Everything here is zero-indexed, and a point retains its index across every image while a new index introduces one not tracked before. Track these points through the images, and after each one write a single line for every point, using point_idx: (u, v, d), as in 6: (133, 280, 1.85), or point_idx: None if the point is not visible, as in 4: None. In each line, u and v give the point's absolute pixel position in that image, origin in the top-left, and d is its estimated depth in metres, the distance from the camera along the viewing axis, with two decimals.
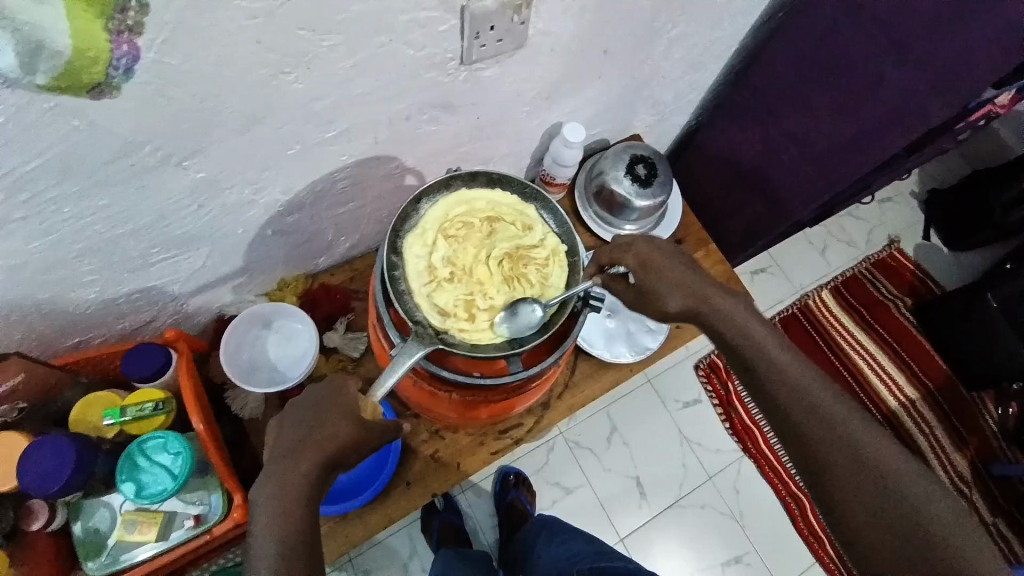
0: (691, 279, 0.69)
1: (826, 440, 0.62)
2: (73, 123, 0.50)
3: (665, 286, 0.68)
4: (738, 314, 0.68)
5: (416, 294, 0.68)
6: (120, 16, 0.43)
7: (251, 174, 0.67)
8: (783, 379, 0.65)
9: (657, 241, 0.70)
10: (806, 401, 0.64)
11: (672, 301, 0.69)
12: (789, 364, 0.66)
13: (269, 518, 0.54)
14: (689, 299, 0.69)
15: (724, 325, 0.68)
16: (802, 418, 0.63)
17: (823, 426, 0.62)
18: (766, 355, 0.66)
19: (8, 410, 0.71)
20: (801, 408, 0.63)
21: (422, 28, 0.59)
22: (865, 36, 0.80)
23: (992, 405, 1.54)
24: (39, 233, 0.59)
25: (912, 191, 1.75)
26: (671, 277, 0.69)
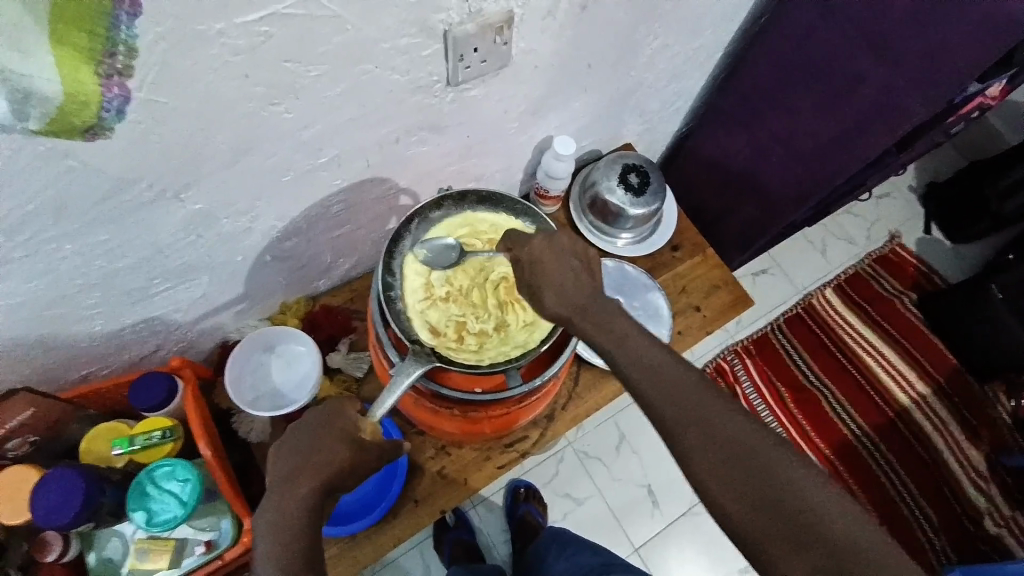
0: (569, 284, 0.60)
1: (745, 488, 0.52)
2: (70, 163, 0.51)
3: (540, 285, 0.60)
4: (620, 324, 0.59)
5: (411, 311, 0.69)
6: (110, 61, 0.45)
7: (247, 204, 0.69)
8: (695, 417, 0.54)
9: (554, 238, 0.62)
10: (721, 441, 0.53)
11: (547, 303, 0.60)
12: (700, 394, 0.55)
13: (273, 544, 0.55)
14: (563, 304, 0.60)
15: (602, 339, 0.59)
16: (715, 465, 0.53)
17: (741, 472, 0.52)
18: (674, 390, 0.56)
19: (19, 444, 0.73)
20: (718, 452, 0.53)
21: (404, 54, 0.61)
22: (842, 35, 0.81)
23: (1005, 398, 1.52)
24: (39, 271, 0.61)
25: (910, 185, 1.75)
26: (551, 281, 0.60)
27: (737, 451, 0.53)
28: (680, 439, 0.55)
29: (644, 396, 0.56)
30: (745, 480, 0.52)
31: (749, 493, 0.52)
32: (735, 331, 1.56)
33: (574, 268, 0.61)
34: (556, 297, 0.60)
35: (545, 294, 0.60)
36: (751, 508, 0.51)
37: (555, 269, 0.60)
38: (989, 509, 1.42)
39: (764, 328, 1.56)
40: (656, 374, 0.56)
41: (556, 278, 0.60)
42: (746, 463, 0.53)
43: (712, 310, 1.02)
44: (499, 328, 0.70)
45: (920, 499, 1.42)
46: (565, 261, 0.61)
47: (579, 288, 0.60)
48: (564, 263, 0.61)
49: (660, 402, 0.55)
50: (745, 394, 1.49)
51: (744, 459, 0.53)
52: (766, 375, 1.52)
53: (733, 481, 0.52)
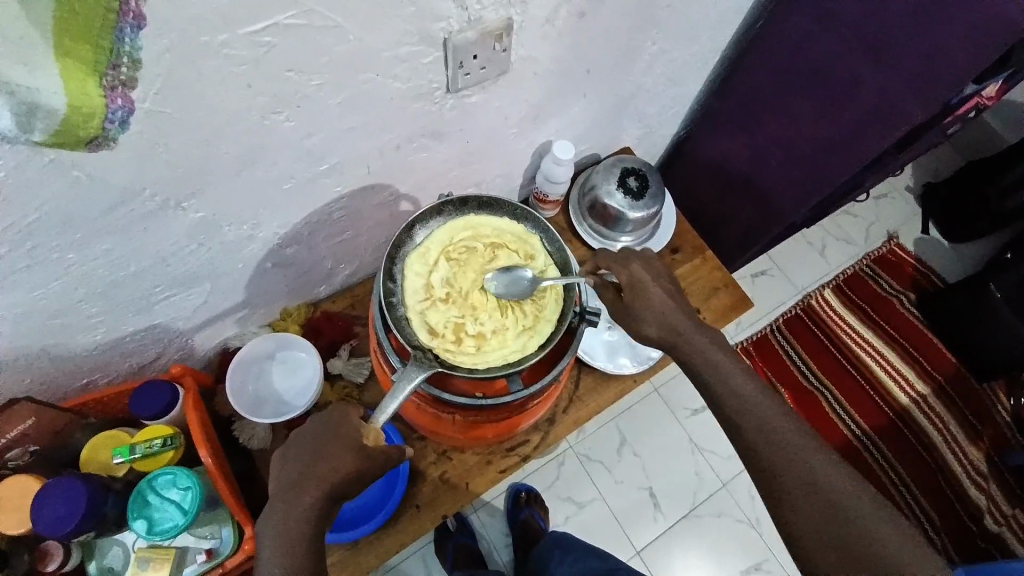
0: (669, 311, 0.69)
1: (827, 530, 0.58)
2: (73, 173, 0.51)
3: (641, 309, 0.69)
4: (712, 353, 0.68)
5: (412, 315, 0.69)
6: (114, 73, 0.44)
7: (248, 212, 0.69)
8: (787, 458, 0.62)
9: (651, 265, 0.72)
10: (814, 487, 0.60)
11: (647, 328, 0.69)
12: (797, 438, 0.63)
13: (280, 552, 0.55)
14: (665, 329, 0.69)
15: (702, 366, 0.68)
16: (803, 504, 0.60)
17: (829, 515, 0.59)
18: (770, 430, 0.64)
19: (20, 453, 0.73)
20: (808, 490, 0.60)
21: (405, 62, 0.61)
22: (838, 40, 0.82)
23: (1005, 396, 1.53)
24: (43, 281, 0.61)
25: (908, 186, 1.75)
26: (656, 307, 0.69)
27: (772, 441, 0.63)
28: (767, 469, 0.62)
29: (740, 430, 0.65)
30: (830, 524, 0.58)
31: (833, 536, 0.58)
32: (735, 333, 1.56)
33: (674, 299, 0.70)
34: (658, 323, 0.69)
35: (648, 318, 0.69)
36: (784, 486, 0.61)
37: (657, 296, 0.69)
38: (990, 508, 1.42)
39: (764, 329, 1.56)
40: (753, 413, 0.65)
41: (657, 306, 0.69)
42: (832, 507, 0.59)
43: (713, 312, 1.01)
44: (497, 331, 0.70)
45: (920, 499, 1.42)
46: (664, 290, 0.70)
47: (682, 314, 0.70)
48: (663, 294, 0.70)
49: (754, 434, 0.64)
50: None
51: (832, 505, 0.59)
52: (766, 376, 1.52)
53: (818, 522, 0.59)
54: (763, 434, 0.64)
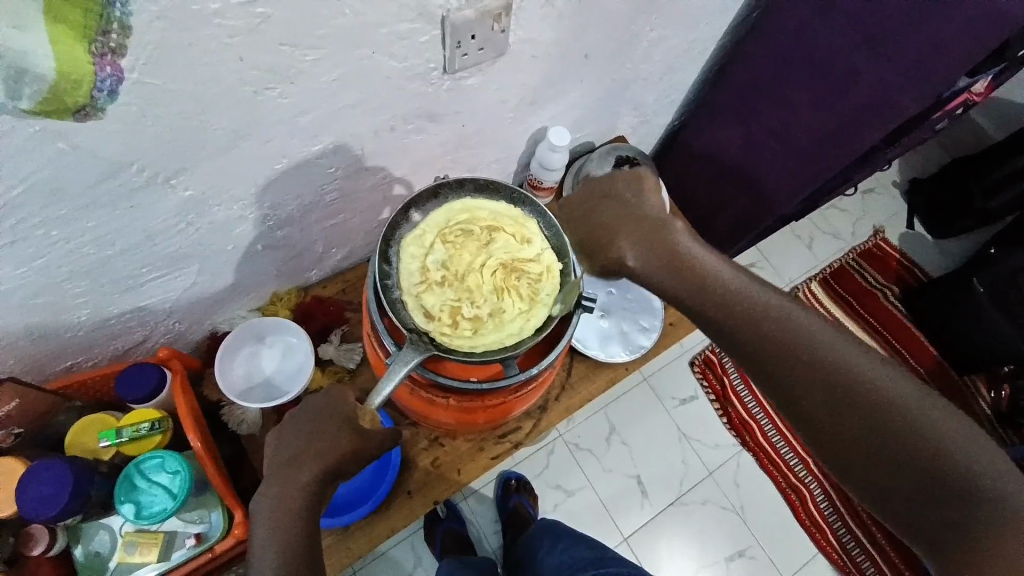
0: (642, 232, 0.65)
1: (854, 417, 0.57)
2: (58, 145, 0.50)
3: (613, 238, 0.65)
4: (721, 274, 0.65)
5: (408, 298, 0.68)
6: (103, 39, 0.43)
7: (239, 191, 0.68)
8: (827, 380, 0.58)
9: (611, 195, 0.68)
10: (862, 402, 0.57)
11: (630, 252, 0.65)
12: (838, 350, 0.60)
13: (275, 532, 0.54)
14: (643, 249, 0.65)
15: (724, 293, 0.64)
16: (853, 424, 0.57)
17: (882, 428, 0.56)
18: (809, 351, 0.60)
19: (3, 436, 0.71)
20: (831, 389, 0.58)
21: (403, 40, 0.60)
22: (837, 32, 0.82)
23: (984, 389, 1.56)
24: (27, 258, 0.59)
25: (895, 181, 1.78)
26: (626, 230, 0.65)
27: (777, 339, 0.61)
28: (783, 377, 0.60)
29: (771, 362, 0.61)
30: (882, 438, 0.55)
31: (889, 451, 0.55)
32: None
33: (643, 213, 0.67)
34: (636, 244, 0.65)
35: (622, 243, 0.65)
36: (802, 383, 0.59)
37: (622, 214, 0.66)
38: None
39: None
40: (784, 333, 0.61)
41: (627, 226, 0.66)
42: (863, 399, 0.57)
43: None
44: (494, 313, 0.69)
45: None
46: (621, 211, 0.67)
47: (655, 227, 0.66)
48: (624, 212, 0.67)
49: (765, 345, 0.61)
50: (733, 386, 1.50)
51: (886, 418, 0.56)
52: None
53: (869, 439, 0.56)
54: (801, 355, 0.60)
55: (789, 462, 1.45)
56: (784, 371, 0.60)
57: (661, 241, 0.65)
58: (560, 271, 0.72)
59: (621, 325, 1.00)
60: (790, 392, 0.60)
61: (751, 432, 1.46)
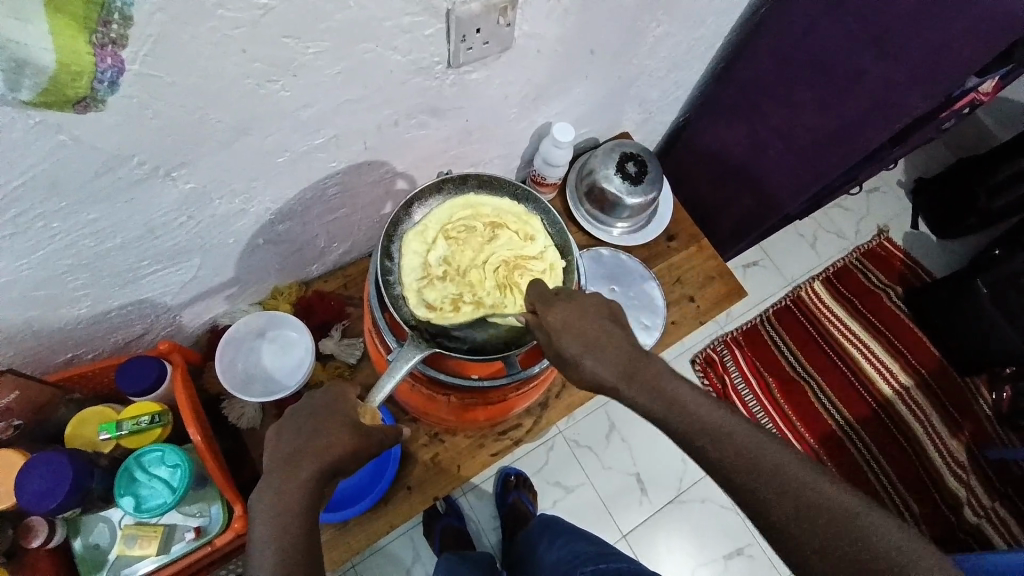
0: (606, 344, 0.59)
1: (793, 516, 0.52)
2: (59, 138, 0.49)
3: (580, 352, 0.58)
4: (665, 379, 0.59)
5: (410, 293, 0.68)
6: (104, 30, 0.43)
7: (240, 185, 0.67)
8: (781, 491, 0.53)
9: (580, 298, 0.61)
10: (820, 516, 0.51)
11: (588, 361, 0.58)
12: (785, 460, 0.54)
13: (276, 526, 0.53)
14: (605, 361, 0.59)
15: (665, 402, 0.58)
16: (815, 541, 0.51)
17: (842, 546, 0.50)
18: (758, 460, 0.54)
19: (3, 428, 0.70)
20: (766, 487, 0.53)
21: (406, 33, 0.59)
22: (843, 31, 0.81)
23: (986, 391, 1.57)
24: (26, 251, 0.59)
25: (900, 181, 1.77)
26: (590, 339, 0.59)
27: (709, 432, 0.56)
28: (717, 467, 0.56)
29: (724, 470, 0.55)
30: (817, 536, 0.51)
31: (852, 571, 0.49)
32: (725, 323, 1.57)
33: (616, 328, 0.60)
34: (598, 356, 0.59)
35: (585, 352, 0.58)
36: (738, 475, 0.54)
37: (591, 321, 0.60)
38: (969, 500, 1.46)
39: (754, 320, 1.58)
40: (727, 441, 0.55)
41: (586, 332, 0.59)
42: (800, 501, 0.52)
43: (706, 301, 1.02)
44: (496, 310, 0.68)
45: (903, 490, 1.45)
46: (592, 317, 0.60)
47: (624, 345, 0.60)
48: (596, 322, 0.60)
49: (700, 437, 0.56)
50: (733, 385, 1.50)
51: (844, 532, 0.50)
52: (754, 367, 1.53)
53: (831, 558, 0.50)
54: (750, 466, 0.54)
55: None
56: (739, 480, 0.54)
57: (616, 350, 0.59)
58: (563, 270, 0.71)
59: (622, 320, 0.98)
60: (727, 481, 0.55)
61: None
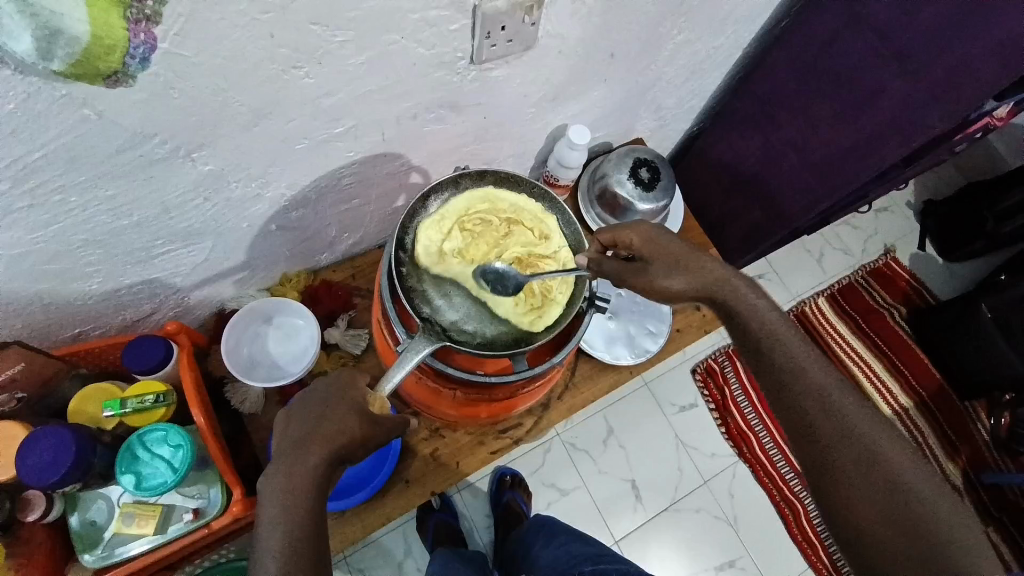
0: (694, 261, 0.66)
1: (854, 461, 0.56)
2: (83, 112, 0.50)
3: (666, 269, 0.66)
4: (760, 312, 0.63)
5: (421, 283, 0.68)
6: (138, 6, 0.43)
7: (258, 169, 0.67)
8: (844, 435, 0.57)
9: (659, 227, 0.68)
10: (873, 465, 0.56)
11: (676, 281, 0.65)
12: (851, 407, 0.58)
13: (283, 509, 0.53)
14: (695, 280, 0.65)
15: (755, 333, 0.63)
16: (859, 481, 0.55)
17: (882, 491, 0.54)
18: (828, 402, 0.58)
19: (7, 400, 0.70)
20: (836, 430, 0.57)
21: (432, 27, 0.60)
22: (865, 45, 0.81)
23: (984, 415, 1.56)
24: (43, 223, 0.59)
25: (909, 201, 1.77)
26: (677, 265, 0.66)
27: (793, 370, 0.60)
28: (793, 405, 0.60)
29: (794, 404, 0.60)
30: (873, 484, 0.55)
31: (887, 520, 0.54)
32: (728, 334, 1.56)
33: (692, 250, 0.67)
34: (687, 275, 0.65)
35: (673, 272, 0.66)
36: (810, 415, 0.59)
37: (675, 250, 0.66)
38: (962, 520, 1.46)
39: None
40: (806, 379, 0.60)
41: (673, 256, 0.66)
42: (865, 452, 0.56)
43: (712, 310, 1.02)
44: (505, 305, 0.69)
45: None
46: (677, 244, 0.67)
47: (705, 264, 0.66)
48: (675, 245, 0.67)
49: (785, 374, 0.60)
50: (732, 397, 1.50)
51: (891, 484, 0.55)
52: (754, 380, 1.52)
53: (873, 505, 0.54)
54: (820, 407, 0.58)
55: (783, 476, 1.44)
56: (804, 417, 0.59)
57: (703, 269, 0.66)
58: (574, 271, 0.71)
59: (628, 328, 1.00)
60: (798, 420, 0.59)
61: (747, 442, 1.46)
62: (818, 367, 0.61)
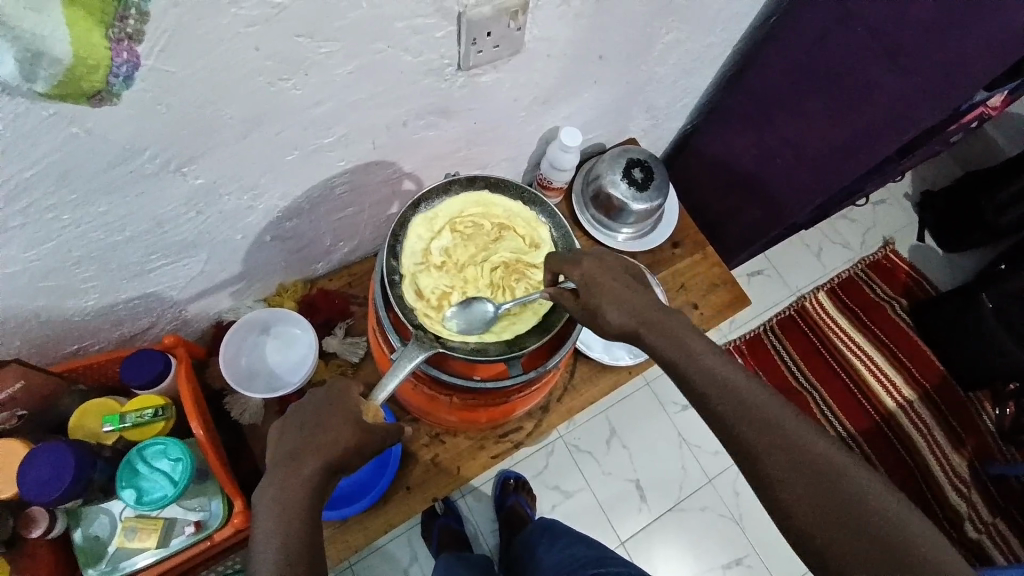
0: (631, 297, 0.62)
1: (808, 484, 0.53)
2: (71, 130, 0.50)
3: (604, 303, 0.61)
4: (684, 335, 0.61)
5: (404, 272, 0.68)
6: (120, 25, 0.44)
7: (250, 181, 0.68)
8: (784, 448, 0.55)
9: (604, 260, 0.65)
10: (817, 474, 0.54)
11: (612, 314, 0.61)
12: (794, 427, 0.56)
13: (279, 518, 0.53)
14: (629, 315, 0.61)
15: (686, 362, 0.60)
16: (818, 506, 0.52)
17: (842, 511, 0.52)
18: (763, 416, 0.56)
19: (7, 418, 0.71)
20: (783, 455, 0.55)
21: (418, 35, 0.60)
22: (856, 42, 0.81)
23: (989, 406, 1.56)
24: (36, 241, 0.59)
25: (907, 193, 1.76)
26: (613, 297, 0.62)
27: (732, 397, 0.58)
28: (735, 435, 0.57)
29: (730, 426, 0.57)
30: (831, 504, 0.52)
31: (844, 529, 0.51)
32: (729, 330, 1.56)
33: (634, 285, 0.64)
34: (625, 310, 0.61)
35: (607, 304, 0.62)
36: (756, 442, 0.56)
37: (608, 282, 0.63)
38: (970, 514, 1.45)
39: (757, 328, 1.58)
40: (736, 397, 0.57)
41: (613, 291, 0.62)
42: (816, 472, 0.54)
43: (710, 308, 1.02)
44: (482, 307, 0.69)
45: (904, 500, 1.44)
46: (611, 276, 0.63)
47: (643, 300, 0.63)
48: (618, 279, 0.63)
49: (720, 402, 0.58)
50: None
51: (850, 504, 0.52)
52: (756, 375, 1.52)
53: (827, 517, 0.52)
54: (758, 424, 0.56)
55: None
56: (742, 437, 0.56)
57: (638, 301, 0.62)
58: None
59: None
60: (743, 451, 0.56)
61: None
62: (756, 391, 0.58)
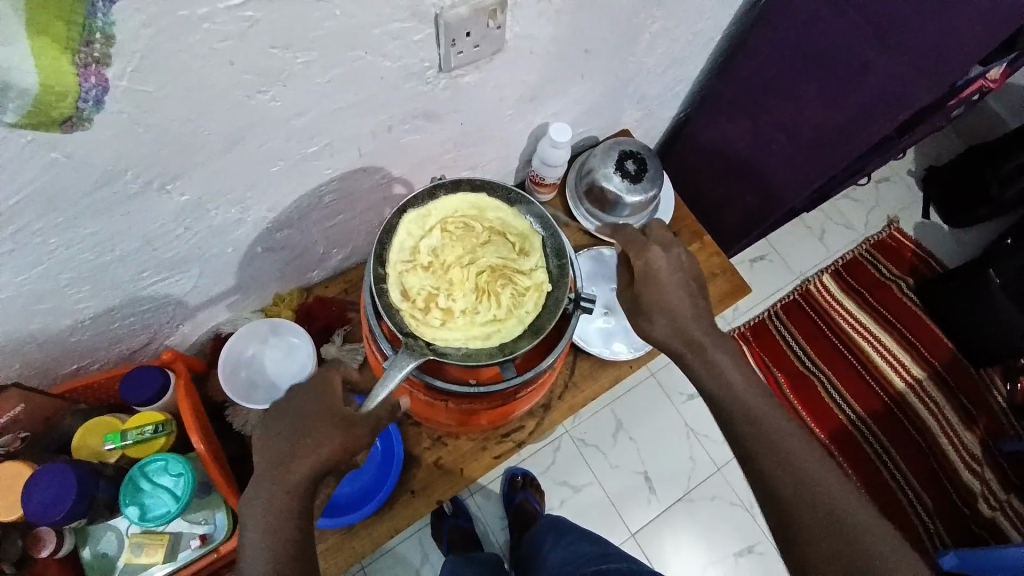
0: (683, 310, 0.69)
1: (788, 477, 0.61)
2: (52, 155, 0.50)
3: (653, 310, 0.69)
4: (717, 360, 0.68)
5: (392, 274, 0.68)
6: (87, 50, 0.43)
7: (236, 195, 0.67)
8: (790, 471, 0.61)
9: (673, 267, 0.70)
10: (818, 503, 0.60)
11: (658, 327, 0.69)
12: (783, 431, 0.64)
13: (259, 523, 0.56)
14: (676, 330, 0.68)
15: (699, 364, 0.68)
16: (793, 497, 0.60)
17: (813, 504, 0.60)
18: (775, 443, 0.63)
19: (11, 440, 0.71)
20: (768, 450, 0.63)
21: (396, 39, 0.59)
22: (847, 23, 0.79)
23: (1001, 381, 1.53)
24: (27, 265, 0.60)
25: (910, 170, 1.74)
26: (666, 304, 0.69)
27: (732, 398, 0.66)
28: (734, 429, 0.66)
29: (748, 451, 0.64)
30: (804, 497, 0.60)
31: (813, 519, 0.59)
32: (732, 319, 1.55)
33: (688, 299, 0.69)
34: (671, 324, 0.68)
35: (658, 315, 0.69)
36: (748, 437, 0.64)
37: (674, 294, 0.69)
38: (984, 493, 1.43)
39: (761, 315, 1.56)
40: (754, 418, 0.65)
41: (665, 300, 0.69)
42: (794, 469, 0.62)
43: (710, 298, 1.01)
44: (467, 312, 0.68)
45: (914, 483, 1.44)
46: (681, 284, 0.70)
47: (695, 321, 0.69)
48: (677, 290, 0.69)
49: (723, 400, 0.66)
50: None
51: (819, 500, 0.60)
52: (761, 361, 1.52)
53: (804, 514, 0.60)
54: (755, 428, 0.64)
55: None
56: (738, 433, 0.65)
57: (686, 318, 0.69)
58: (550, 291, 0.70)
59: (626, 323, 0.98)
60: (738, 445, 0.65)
61: None
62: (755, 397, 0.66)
